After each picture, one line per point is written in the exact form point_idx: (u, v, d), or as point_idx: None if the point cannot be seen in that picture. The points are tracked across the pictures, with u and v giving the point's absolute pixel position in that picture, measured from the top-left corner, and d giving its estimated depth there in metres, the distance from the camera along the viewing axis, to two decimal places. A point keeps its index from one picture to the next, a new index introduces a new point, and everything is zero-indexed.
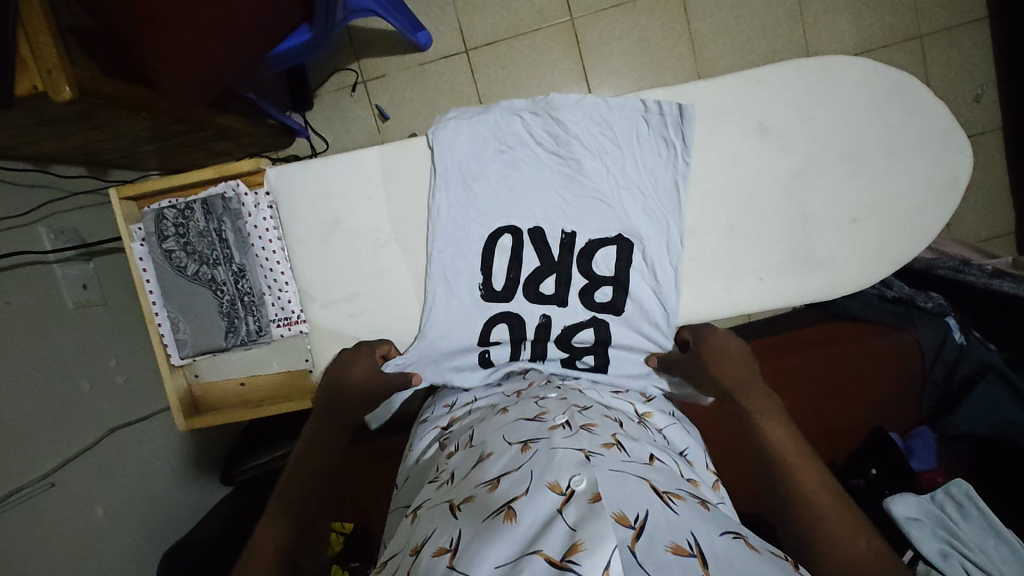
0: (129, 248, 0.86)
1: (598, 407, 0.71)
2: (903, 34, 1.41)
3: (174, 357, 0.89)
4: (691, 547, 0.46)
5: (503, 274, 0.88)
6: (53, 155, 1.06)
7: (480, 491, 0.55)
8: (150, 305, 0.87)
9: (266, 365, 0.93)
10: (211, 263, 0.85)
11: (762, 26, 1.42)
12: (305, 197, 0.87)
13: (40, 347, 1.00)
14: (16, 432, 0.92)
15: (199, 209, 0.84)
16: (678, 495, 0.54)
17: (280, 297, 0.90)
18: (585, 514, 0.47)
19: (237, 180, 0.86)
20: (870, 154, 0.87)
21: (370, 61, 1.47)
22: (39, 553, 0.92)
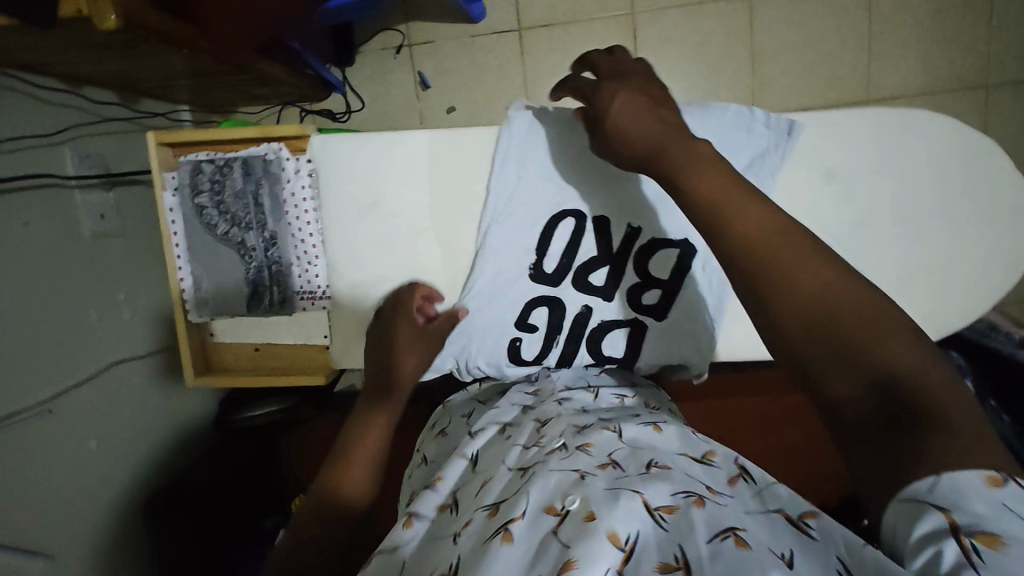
0: (161, 197, 0.82)
1: (600, 422, 0.65)
2: (970, 81, 1.36)
3: (192, 314, 0.86)
4: (679, 563, 0.42)
5: (553, 260, 0.80)
6: (87, 77, 1.04)
7: (480, 516, 0.54)
8: (174, 259, 0.84)
9: (281, 334, 0.88)
10: (243, 226, 0.82)
11: (827, 50, 1.37)
12: (348, 167, 0.81)
13: (52, 272, 0.99)
14: (21, 355, 0.91)
15: (238, 169, 0.81)
16: (670, 505, 0.47)
17: (307, 270, 0.84)
18: (577, 534, 0.46)
19: (279, 144, 0.81)
20: (934, 213, 0.84)
21: (419, 24, 1.43)
22: (32, 477, 0.92)
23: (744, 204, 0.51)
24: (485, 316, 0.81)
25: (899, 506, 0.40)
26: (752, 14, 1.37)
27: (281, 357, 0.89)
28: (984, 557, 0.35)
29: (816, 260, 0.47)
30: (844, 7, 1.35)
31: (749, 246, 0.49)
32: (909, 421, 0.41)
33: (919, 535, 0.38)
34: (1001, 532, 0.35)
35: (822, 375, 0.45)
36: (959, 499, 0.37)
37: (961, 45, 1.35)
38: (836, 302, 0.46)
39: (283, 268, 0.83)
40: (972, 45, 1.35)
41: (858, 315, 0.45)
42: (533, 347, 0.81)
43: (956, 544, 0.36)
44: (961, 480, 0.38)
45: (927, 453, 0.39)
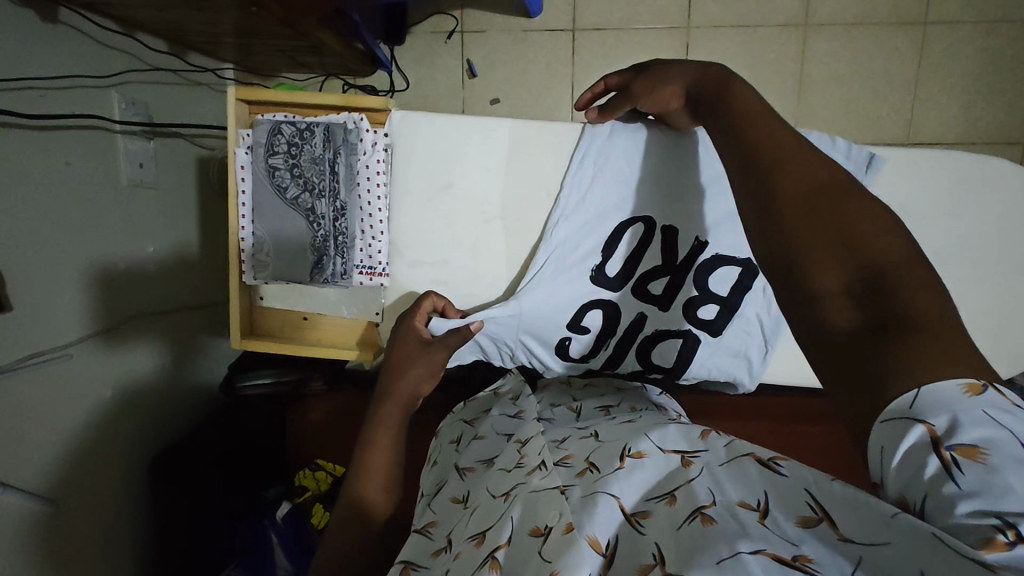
0: (233, 153, 0.81)
1: (575, 433, 0.70)
2: (1009, 136, 1.38)
3: (247, 275, 0.85)
4: (655, 561, 0.46)
5: (618, 267, 0.80)
6: (142, 23, 1.02)
7: (467, 547, 0.57)
8: (238, 218, 0.83)
9: (335, 307, 0.87)
10: (316, 193, 0.80)
11: (874, 88, 1.38)
12: (426, 149, 0.81)
13: (86, 216, 0.97)
14: (49, 296, 0.90)
15: (319, 134, 0.79)
16: (647, 513, 0.51)
17: (371, 245, 0.83)
18: (557, 547, 0.48)
19: (361, 115, 0.80)
20: (987, 266, 0.89)
21: (473, 12, 1.42)
22: (45, 422, 0.90)
23: (783, 150, 0.55)
24: (544, 314, 0.80)
25: (884, 425, 0.39)
26: (805, 43, 1.37)
27: (328, 329, 0.88)
28: (963, 467, 0.35)
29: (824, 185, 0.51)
30: (896, 48, 1.36)
31: (779, 179, 0.53)
32: (896, 332, 0.41)
33: (902, 454, 0.38)
34: (976, 438, 0.35)
35: (824, 295, 0.46)
36: (942, 406, 0.37)
37: (1005, 100, 1.36)
38: (835, 219, 0.48)
39: (348, 240, 0.82)
40: (1016, 101, 1.36)
41: (868, 241, 0.46)
42: (584, 345, 0.84)
43: (938, 457, 0.36)
44: (941, 392, 0.37)
45: (907, 366, 0.40)
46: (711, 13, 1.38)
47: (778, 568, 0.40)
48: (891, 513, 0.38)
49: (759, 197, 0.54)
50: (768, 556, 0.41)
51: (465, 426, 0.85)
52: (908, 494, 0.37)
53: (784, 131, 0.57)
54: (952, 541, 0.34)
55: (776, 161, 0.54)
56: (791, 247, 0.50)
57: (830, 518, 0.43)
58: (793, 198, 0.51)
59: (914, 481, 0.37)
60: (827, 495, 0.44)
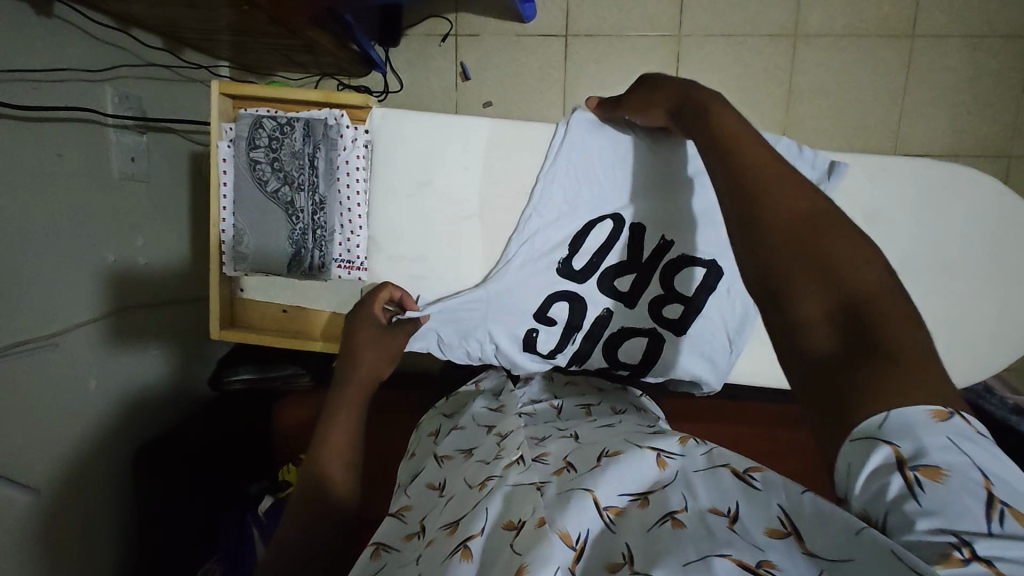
0: (216, 146, 0.82)
1: (554, 431, 0.72)
2: (994, 149, 1.40)
3: (228, 267, 0.86)
4: (625, 559, 0.47)
5: (588, 264, 0.82)
6: (138, 18, 1.03)
7: (440, 534, 0.57)
8: (220, 210, 0.84)
9: (314, 299, 0.88)
10: (295, 186, 0.80)
11: (861, 99, 1.40)
12: (404, 145, 0.82)
13: (76, 206, 0.98)
14: (36, 284, 0.91)
15: (299, 129, 0.80)
16: (616, 510, 0.52)
17: (349, 239, 0.85)
18: (530, 540, 0.49)
19: (342, 111, 0.82)
20: (961, 272, 0.90)
21: (467, 15, 1.44)
22: (30, 410, 0.90)
23: (766, 171, 0.53)
24: (510, 305, 0.82)
25: (852, 445, 0.39)
26: (794, 53, 1.39)
27: (307, 322, 0.89)
28: (925, 486, 0.36)
29: (805, 209, 0.50)
30: (883, 60, 1.38)
31: (763, 199, 0.51)
32: (863, 361, 0.41)
33: (869, 472, 0.38)
34: (942, 459, 0.36)
35: (800, 321, 0.45)
36: (907, 429, 0.37)
37: (990, 113, 1.38)
38: (818, 244, 0.47)
39: (327, 234, 0.83)
40: (1001, 114, 1.38)
41: (848, 270, 0.45)
42: (551, 339, 0.84)
43: (901, 477, 0.37)
44: (910, 415, 0.38)
45: (873, 395, 0.39)
46: (701, 22, 1.40)
47: None
48: (857, 529, 0.39)
49: (740, 216, 0.52)
50: (731, 561, 0.43)
51: (442, 420, 0.86)
52: (871, 512, 0.38)
53: (766, 151, 0.55)
54: (909, 559, 0.34)
55: (763, 184, 0.52)
56: (771, 268, 0.48)
57: (797, 532, 0.44)
58: (776, 220, 0.49)
59: (878, 499, 0.38)
60: (798, 509, 0.45)
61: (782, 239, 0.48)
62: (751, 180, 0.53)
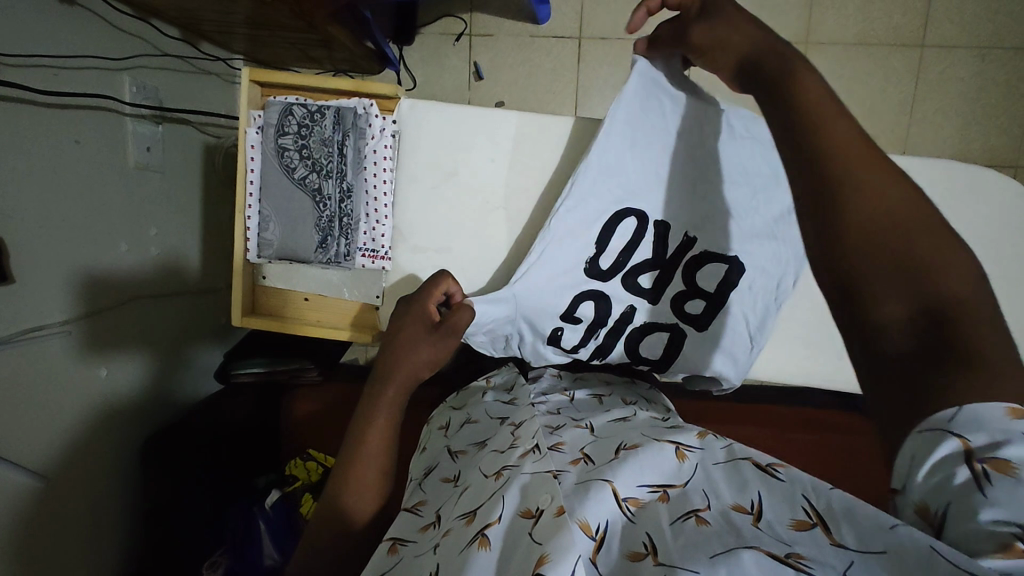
0: (244, 132, 0.83)
1: (569, 421, 0.72)
2: (1001, 159, 1.41)
3: (251, 253, 0.87)
4: (648, 549, 0.46)
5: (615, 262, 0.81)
6: (158, 9, 1.04)
7: (457, 524, 0.57)
8: (245, 197, 0.84)
9: (338, 289, 0.88)
10: (323, 173, 0.82)
11: (871, 108, 1.41)
12: (433, 135, 0.83)
13: (92, 193, 0.98)
14: (52, 270, 0.91)
15: (329, 117, 0.81)
16: (635, 502, 0.52)
17: (373, 228, 0.84)
18: (548, 530, 0.48)
19: (370, 101, 0.82)
20: None
21: (483, 16, 1.45)
22: (42, 396, 0.90)
23: (859, 153, 0.51)
24: (538, 306, 0.82)
25: (920, 438, 0.40)
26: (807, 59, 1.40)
27: (328, 311, 0.89)
28: (993, 480, 0.35)
29: (898, 200, 0.49)
30: (893, 70, 1.39)
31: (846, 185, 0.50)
32: (946, 362, 0.41)
33: (933, 461, 0.39)
34: (1016, 454, 0.35)
35: (878, 321, 0.46)
36: (987, 425, 0.37)
37: (998, 124, 1.39)
38: (904, 242, 0.47)
39: (353, 222, 0.84)
40: (1009, 125, 1.39)
41: (933, 268, 0.45)
42: (575, 337, 0.85)
43: (968, 468, 0.37)
44: (983, 411, 0.38)
45: (957, 394, 0.40)
46: None
47: (771, 564, 0.40)
48: (892, 524, 0.39)
49: (815, 199, 0.51)
50: (759, 551, 0.42)
51: (450, 413, 0.87)
52: (929, 502, 0.39)
53: (861, 134, 0.53)
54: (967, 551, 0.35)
55: (847, 167, 0.51)
56: (849, 262, 0.48)
57: (824, 523, 0.44)
58: (858, 208, 0.49)
59: (941, 489, 0.38)
60: (824, 501, 0.46)
61: (863, 231, 0.48)
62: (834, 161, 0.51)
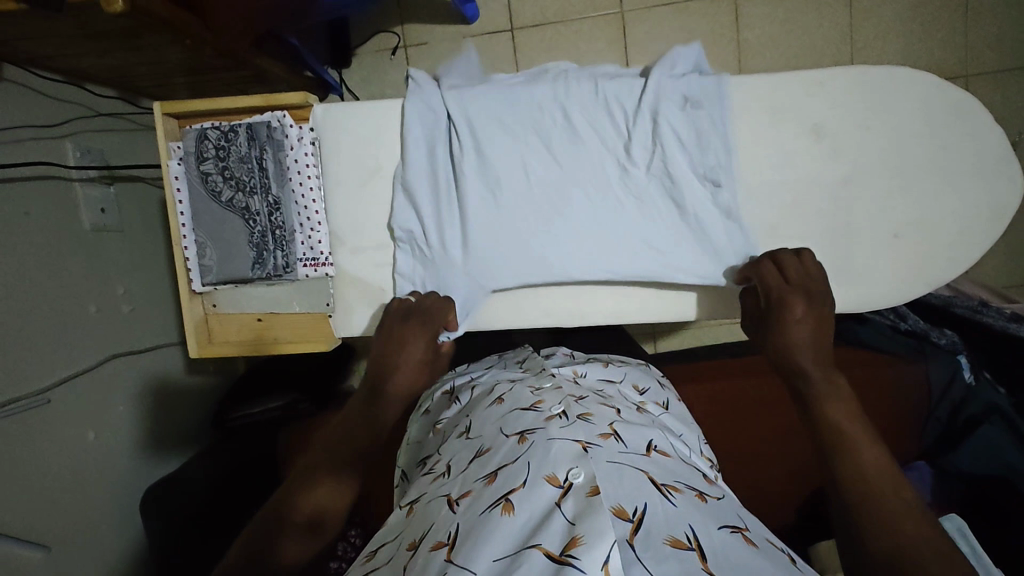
0: (166, 166, 0.84)
1: (594, 396, 0.74)
2: (950, 70, 1.40)
3: (195, 283, 0.87)
4: (689, 540, 0.49)
5: (583, 155, 0.81)
6: (88, 72, 1.05)
7: (477, 485, 0.58)
8: (179, 228, 0.85)
9: (287, 305, 0.89)
10: (248, 191, 0.82)
11: (810, 44, 1.41)
12: (352, 138, 0.84)
13: (52, 261, 0.99)
14: (24, 342, 0.92)
15: (243, 134, 0.81)
16: (676, 488, 0.56)
17: (310, 236, 0.86)
18: (582, 509, 0.50)
19: (283, 111, 0.83)
20: (921, 170, 0.77)
21: (414, 25, 1.46)
22: (32, 467, 0.91)
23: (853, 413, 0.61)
24: (482, 151, 0.81)
25: None
26: (738, 10, 1.40)
27: (282, 328, 0.89)
28: None
29: (877, 456, 0.56)
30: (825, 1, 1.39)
31: (845, 430, 0.59)
32: None
33: None
34: None
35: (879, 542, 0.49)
36: None
37: (938, 37, 1.39)
38: (889, 496, 0.52)
39: (287, 234, 0.84)
40: (950, 35, 1.38)
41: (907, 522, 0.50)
42: None
43: None
44: None
45: None
46: None
47: None
48: None
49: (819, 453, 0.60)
50: None
51: (454, 376, 0.93)
52: None
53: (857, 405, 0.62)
54: None
55: (834, 409, 0.62)
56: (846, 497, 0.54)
57: None
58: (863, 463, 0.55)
59: None
60: None
61: (849, 465, 0.56)
62: (828, 409, 0.62)
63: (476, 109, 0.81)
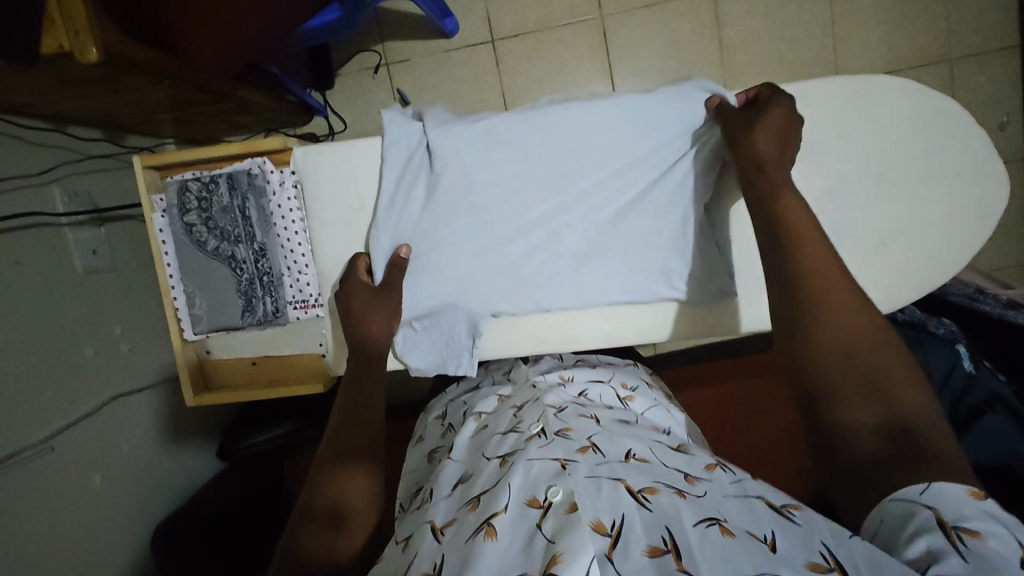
0: (150, 219, 0.84)
1: (572, 407, 0.76)
2: (934, 55, 1.39)
3: (187, 332, 0.88)
4: (666, 545, 0.47)
5: (568, 181, 0.81)
6: (71, 116, 1.05)
7: (460, 512, 0.59)
8: (166, 277, 0.85)
9: (278, 347, 0.89)
10: (233, 240, 0.83)
11: (792, 37, 1.40)
12: (335, 176, 0.84)
13: (46, 308, 0.99)
14: (24, 393, 0.92)
15: (224, 184, 0.82)
16: (653, 491, 0.54)
17: (298, 280, 0.87)
18: (562, 526, 0.51)
19: (263, 157, 0.83)
20: (905, 176, 0.77)
21: (394, 43, 1.45)
22: (40, 516, 0.92)
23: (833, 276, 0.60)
24: (464, 177, 0.81)
25: (888, 504, 0.48)
26: (717, 9, 1.40)
27: (275, 371, 0.90)
28: (965, 541, 0.42)
29: (861, 322, 0.57)
30: None
31: (824, 300, 0.58)
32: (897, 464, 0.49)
33: (941, 496, 0.45)
34: (977, 524, 0.42)
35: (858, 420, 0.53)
36: (944, 503, 0.44)
37: (920, 22, 1.38)
38: (875, 367, 0.54)
39: (275, 279, 0.85)
40: (932, 20, 1.37)
41: (894, 389, 0.53)
42: None
43: (944, 534, 0.43)
44: (947, 489, 0.45)
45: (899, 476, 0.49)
46: None
47: None
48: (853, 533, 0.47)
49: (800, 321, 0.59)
50: None
51: (447, 402, 0.94)
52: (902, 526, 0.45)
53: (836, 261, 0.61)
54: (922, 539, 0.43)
55: (820, 278, 0.60)
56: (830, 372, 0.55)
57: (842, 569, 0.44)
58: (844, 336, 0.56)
59: (906, 519, 0.45)
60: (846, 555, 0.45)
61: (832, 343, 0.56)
62: (823, 295, 0.59)
63: (454, 140, 0.79)
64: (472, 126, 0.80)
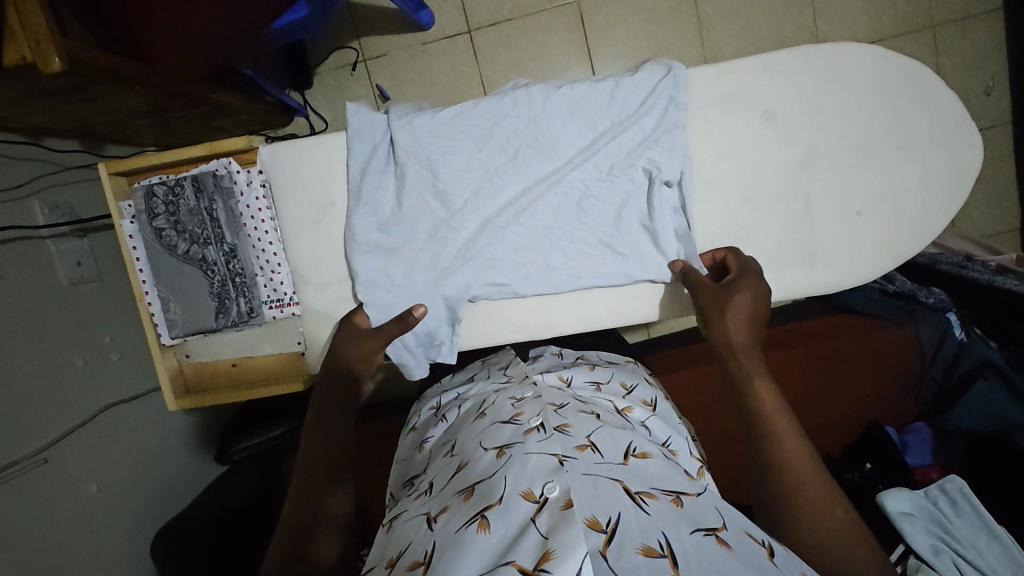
0: (118, 225, 0.84)
1: (574, 403, 0.74)
2: (917, 22, 1.37)
3: (164, 336, 0.88)
4: (662, 548, 0.48)
5: (539, 162, 0.81)
6: (46, 128, 1.04)
7: (455, 500, 0.59)
8: (139, 282, 0.85)
9: (259, 346, 0.91)
10: (202, 242, 0.82)
11: (772, 11, 1.38)
12: (306, 174, 0.84)
13: (32, 320, 0.99)
14: (14, 405, 0.93)
15: (189, 187, 0.81)
16: (650, 495, 0.56)
17: (272, 279, 0.88)
18: (557, 522, 0.51)
19: (229, 158, 0.83)
20: (877, 145, 0.77)
21: (371, 39, 1.44)
22: (36, 527, 0.92)
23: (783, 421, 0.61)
24: (434, 167, 0.81)
25: None
26: None
27: (255, 372, 0.91)
28: None
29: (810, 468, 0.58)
30: None
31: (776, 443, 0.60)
32: None
33: None
34: None
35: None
36: None
37: None
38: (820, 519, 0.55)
39: (247, 280, 0.85)
40: None
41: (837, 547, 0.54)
42: None
43: None
44: None
45: None
46: None
47: None
48: None
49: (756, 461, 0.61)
50: None
51: (441, 394, 0.94)
52: None
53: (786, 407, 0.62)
54: None
55: (768, 420, 0.61)
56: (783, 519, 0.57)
57: None
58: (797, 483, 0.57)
59: None
60: None
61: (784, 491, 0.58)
62: (772, 437, 0.60)
63: (423, 134, 0.81)
64: (435, 117, 0.81)
